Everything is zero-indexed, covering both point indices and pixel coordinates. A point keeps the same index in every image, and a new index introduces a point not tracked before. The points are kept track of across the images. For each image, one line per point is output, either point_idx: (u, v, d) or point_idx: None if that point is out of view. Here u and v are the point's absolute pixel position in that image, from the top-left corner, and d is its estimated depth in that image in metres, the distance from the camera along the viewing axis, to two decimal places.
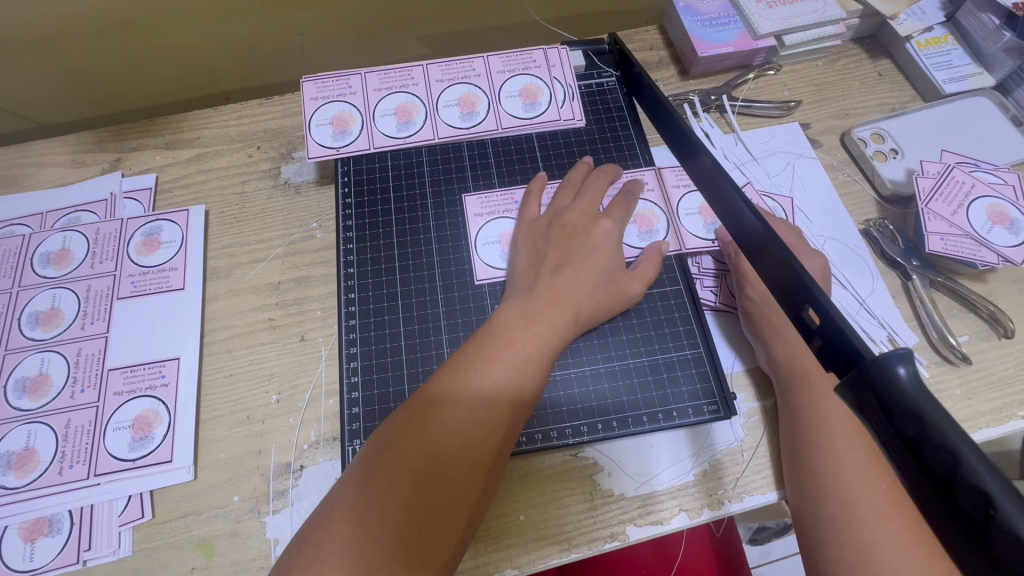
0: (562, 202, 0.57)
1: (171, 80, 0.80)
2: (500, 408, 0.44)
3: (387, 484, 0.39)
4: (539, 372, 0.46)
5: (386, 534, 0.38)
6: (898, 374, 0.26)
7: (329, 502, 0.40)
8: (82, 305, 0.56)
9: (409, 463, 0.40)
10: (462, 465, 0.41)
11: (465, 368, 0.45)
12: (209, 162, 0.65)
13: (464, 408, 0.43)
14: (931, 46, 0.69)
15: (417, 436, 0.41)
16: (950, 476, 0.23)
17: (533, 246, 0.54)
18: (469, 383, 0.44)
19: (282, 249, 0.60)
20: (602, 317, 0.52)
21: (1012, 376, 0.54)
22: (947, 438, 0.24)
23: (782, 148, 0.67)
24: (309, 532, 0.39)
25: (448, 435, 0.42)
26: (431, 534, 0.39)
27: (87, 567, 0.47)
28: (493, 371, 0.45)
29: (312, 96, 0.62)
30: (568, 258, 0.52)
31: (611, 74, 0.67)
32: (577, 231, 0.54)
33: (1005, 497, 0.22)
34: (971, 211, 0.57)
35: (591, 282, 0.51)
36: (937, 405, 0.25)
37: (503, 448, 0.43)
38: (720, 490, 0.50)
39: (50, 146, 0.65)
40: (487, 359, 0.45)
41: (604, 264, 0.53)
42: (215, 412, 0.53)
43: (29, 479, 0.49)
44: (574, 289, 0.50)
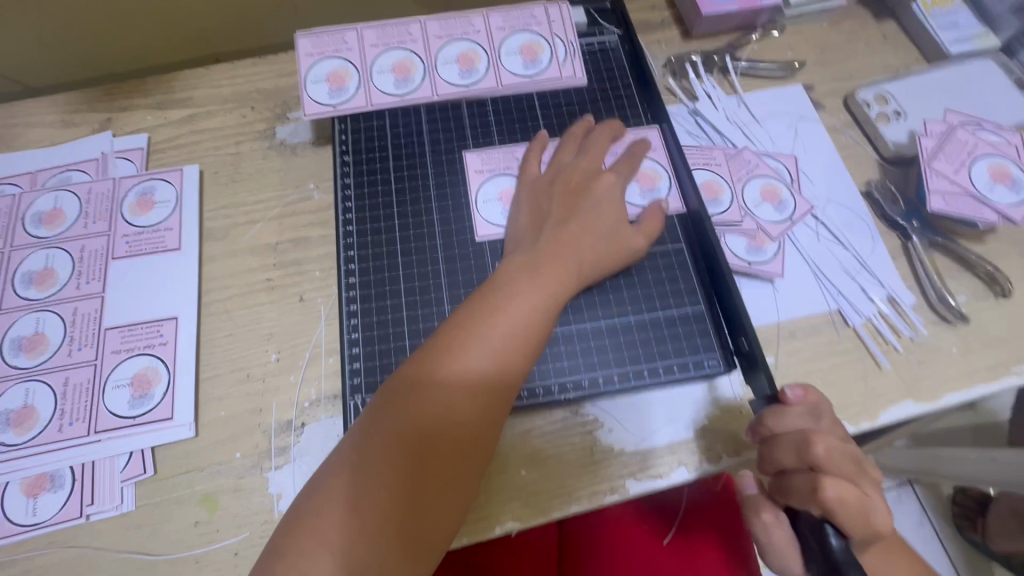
0: (564, 158, 0.56)
1: (159, 40, 0.78)
2: (504, 361, 0.44)
3: (392, 434, 0.40)
4: (544, 323, 0.46)
5: (392, 482, 0.38)
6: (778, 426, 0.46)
7: (334, 455, 0.41)
8: (76, 265, 0.55)
9: (414, 415, 0.41)
10: (468, 416, 0.42)
11: (468, 320, 0.45)
12: (202, 122, 0.64)
13: (468, 361, 0.43)
14: (937, 6, 0.68)
15: (421, 388, 0.42)
16: None
17: (537, 203, 0.54)
18: (473, 335, 0.44)
19: (278, 210, 0.59)
20: (606, 272, 0.52)
21: (1007, 335, 0.55)
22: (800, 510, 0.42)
23: (784, 110, 0.66)
24: (316, 482, 0.39)
25: (453, 387, 0.42)
26: (438, 483, 0.40)
27: (90, 522, 0.47)
28: (497, 323, 0.44)
29: (308, 52, 0.60)
30: (571, 213, 0.52)
31: (613, 32, 0.66)
32: (580, 186, 0.54)
33: None
34: (973, 170, 0.57)
35: (594, 236, 0.51)
36: None
37: (508, 402, 0.44)
38: (719, 445, 0.50)
39: (38, 106, 0.64)
40: (492, 311, 0.45)
41: (606, 220, 0.52)
42: (215, 371, 0.53)
43: (29, 436, 0.49)
44: (579, 243, 0.50)
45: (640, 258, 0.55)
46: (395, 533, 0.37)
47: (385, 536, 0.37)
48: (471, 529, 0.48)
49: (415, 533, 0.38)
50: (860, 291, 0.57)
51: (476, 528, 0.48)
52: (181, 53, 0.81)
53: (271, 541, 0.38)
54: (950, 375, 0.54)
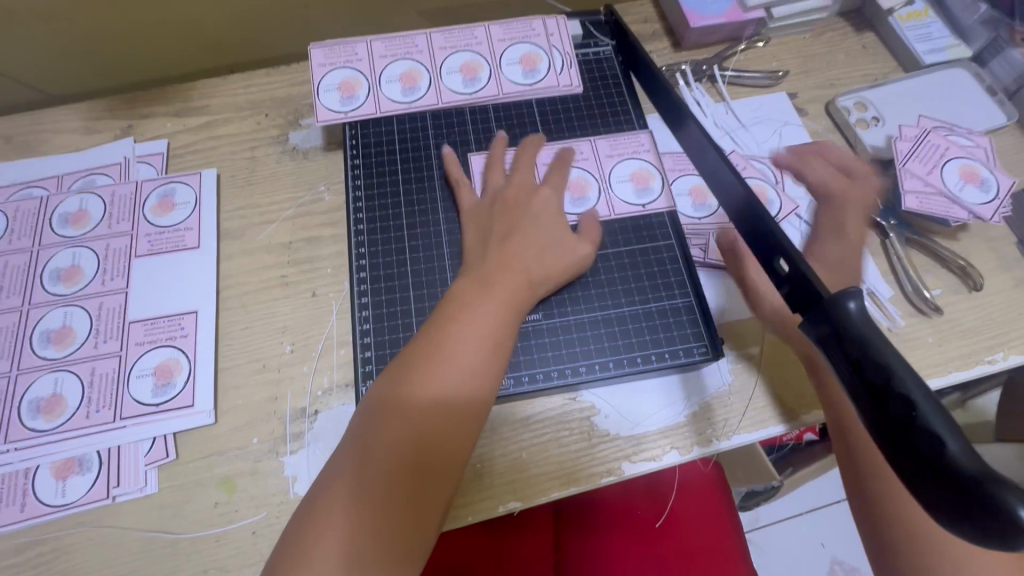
0: (496, 180, 0.60)
1: (176, 51, 0.82)
2: (466, 379, 0.46)
3: (373, 445, 0.43)
4: (507, 330, 0.49)
5: (376, 489, 0.42)
6: (849, 309, 0.32)
7: (326, 470, 0.44)
8: (101, 262, 0.59)
9: (392, 426, 0.44)
10: (443, 420, 0.45)
11: (428, 348, 0.47)
12: (220, 128, 0.67)
13: (438, 372, 0.46)
14: (912, 19, 0.73)
15: (397, 401, 0.45)
16: (886, 387, 0.29)
17: (478, 221, 0.57)
18: (440, 347, 0.47)
19: (292, 211, 0.63)
20: (555, 280, 0.55)
21: (980, 325, 0.58)
22: (908, 387, 0.28)
23: (769, 116, 0.70)
24: (312, 496, 0.43)
25: (424, 396, 0.45)
26: (423, 484, 0.43)
27: (116, 503, 0.50)
28: (464, 334, 0.48)
29: (320, 63, 0.64)
30: (511, 229, 0.55)
31: (607, 43, 0.70)
32: (519, 204, 0.57)
33: (926, 404, 0.28)
34: (945, 171, 0.61)
35: (540, 246, 0.55)
36: (879, 333, 0.31)
37: (474, 417, 0.46)
38: (709, 429, 0.54)
39: (64, 114, 0.67)
40: (457, 323, 0.48)
41: (548, 232, 0.56)
42: (233, 362, 0.56)
43: (58, 422, 0.52)
44: (522, 254, 0.54)
45: (624, 257, 0.59)
46: (387, 533, 0.41)
47: (376, 537, 0.40)
48: (474, 510, 0.51)
49: (406, 532, 0.41)
50: None
51: (479, 509, 0.51)
52: (195, 63, 0.84)
53: (279, 549, 0.41)
54: (926, 363, 0.57)
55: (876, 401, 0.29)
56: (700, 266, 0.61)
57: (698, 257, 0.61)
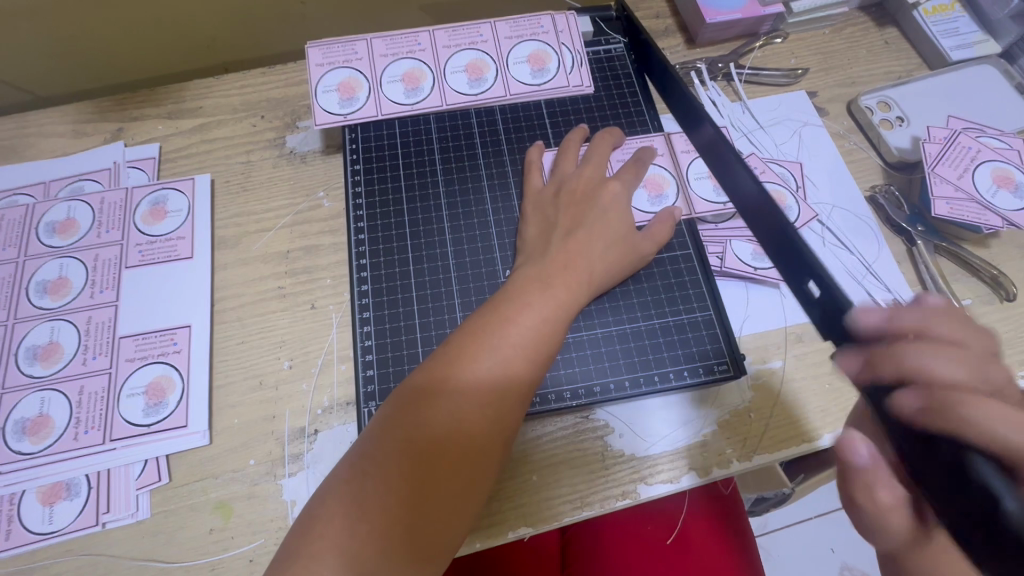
0: (566, 169, 0.57)
1: (169, 49, 0.78)
2: (512, 370, 0.44)
3: (402, 443, 0.40)
4: (553, 337, 0.46)
5: (402, 488, 0.39)
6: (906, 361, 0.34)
7: (349, 458, 0.41)
8: (90, 274, 0.56)
9: (424, 425, 0.41)
10: (482, 415, 0.42)
11: (476, 330, 0.45)
12: (213, 131, 0.64)
13: (478, 373, 0.43)
14: (938, 13, 0.69)
15: (429, 400, 0.42)
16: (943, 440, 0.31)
17: (543, 214, 0.54)
18: (482, 346, 0.44)
19: (289, 218, 0.60)
20: (616, 277, 0.53)
21: (1013, 338, 0.55)
22: (965, 441, 0.31)
23: (788, 116, 0.67)
24: (330, 486, 0.40)
25: (461, 398, 0.42)
26: (452, 478, 0.40)
27: (106, 530, 0.47)
28: (507, 334, 0.45)
29: (318, 62, 0.61)
30: (578, 223, 0.52)
31: (619, 40, 0.67)
32: (585, 196, 0.54)
33: (982, 458, 0.30)
34: (976, 175, 0.58)
35: (603, 245, 0.52)
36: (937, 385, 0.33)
37: (516, 414, 0.44)
38: (729, 450, 0.51)
39: (50, 116, 0.64)
40: (501, 323, 0.45)
41: (614, 228, 0.53)
42: (228, 379, 0.53)
43: (45, 444, 0.49)
44: (587, 251, 0.51)
45: (648, 264, 0.56)
46: (403, 537, 0.37)
47: (393, 542, 0.37)
48: (485, 535, 0.48)
49: (426, 539, 0.38)
50: (866, 296, 0.57)
51: (490, 534, 0.48)
52: (189, 61, 0.81)
53: (286, 540, 0.38)
54: None
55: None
56: (717, 275, 0.58)
57: (715, 267, 0.58)
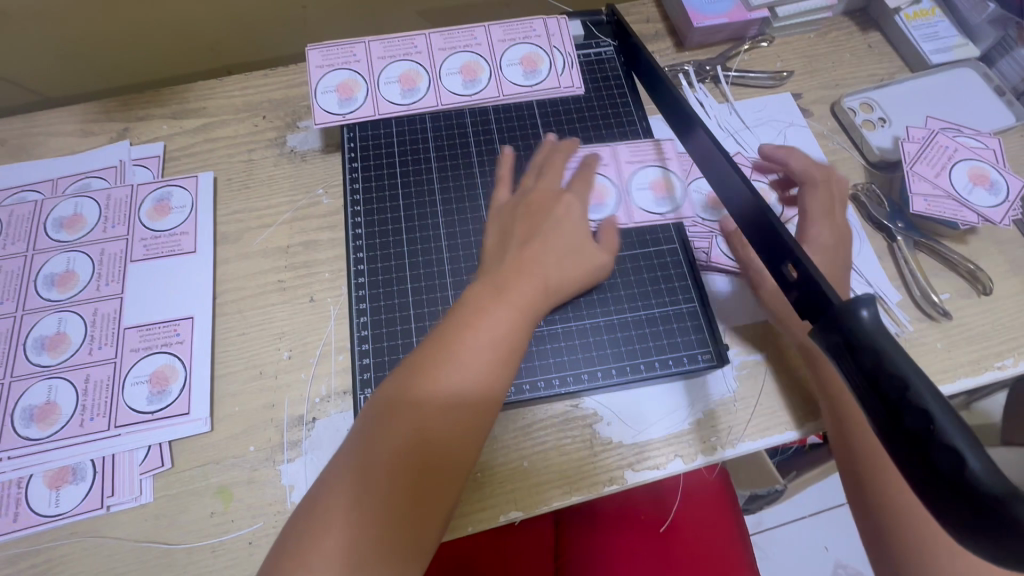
0: (528, 181, 0.58)
1: (174, 52, 0.81)
2: (478, 375, 0.45)
3: (371, 455, 0.42)
4: (513, 341, 0.47)
5: (373, 498, 0.40)
6: (860, 316, 0.31)
7: (325, 473, 0.43)
8: (96, 268, 0.58)
9: (393, 434, 0.42)
10: (450, 420, 0.44)
11: (441, 341, 0.46)
12: (216, 131, 0.67)
13: (442, 381, 0.44)
14: (919, 18, 0.71)
15: (398, 411, 0.43)
16: (899, 402, 0.28)
17: (536, 206, 0.56)
18: (445, 356, 0.45)
19: (290, 214, 0.62)
20: (604, 269, 0.54)
21: (989, 330, 0.57)
22: (924, 399, 0.27)
23: (774, 117, 0.69)
24: (309, 500, 0.41)
25: (427, 407, 0.44)
26: (424, 484, 0.42)
27: (110, 513, 0.49)
28: (467, 343, 0.46)
29: (318, 64, 0.63)
30: (533, 233, 0.53)
31: (609, 43, 0.69)
32: (543, 207, 0.55)
33: (955, 430, 0.26)
34: (953, 173, 0.60)
35: (591, 239, 0.54)
36: (890, 340, 0.29)
37: (484, 415, 0.45)
38: (714, 437, 0.53)
39: (59, 116, 0.66)
40: (464, 332, 0.47)
41: None
42: (229, 368, 0.55)
43: (52, 430, 0.51)
44: (575, 245, 0.53)
45: (613, 271, 0.57)
46: (380, 544, 0.39)
47: (371, 550, 0.39)
48: (477, 520, 0.50)
49: (404, 544, 0.40)
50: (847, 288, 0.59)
51: (480, 518, 0.50)
52: (193, 63, 0.83)
53: (274, 548, 0.40)
54: (933, 368, 0.56)
55: (890, 414, 0.28)
56: (704, 270, 0.59)
57: (701, 261, 0.59)
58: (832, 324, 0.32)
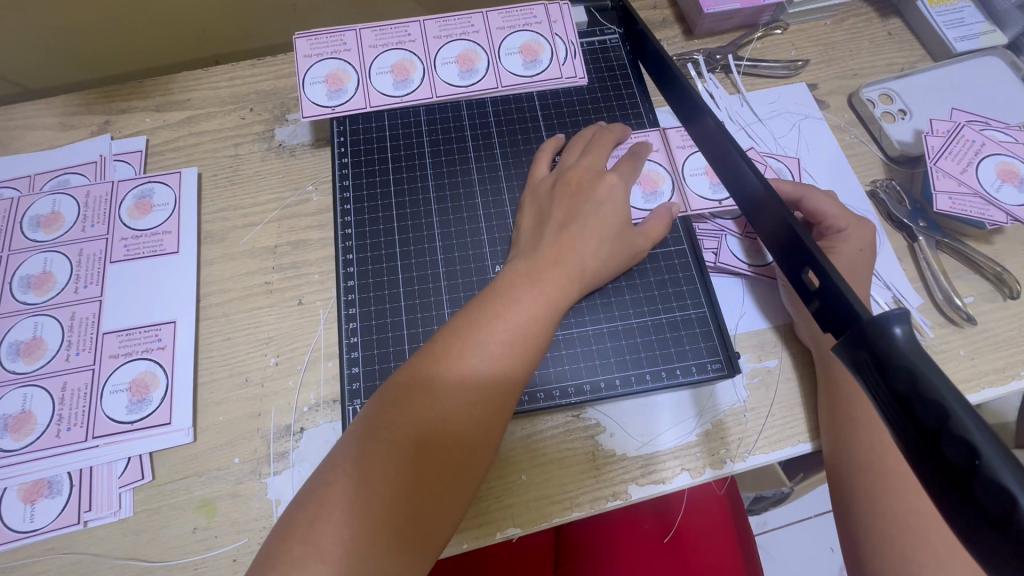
0: (568, 160, 0.56)
1: (159, 41, 0.77)
2: (502, 366, 0.43)
3: (389, 442, 0.39)
4: (542, 334, 0.45)
5: (389, 489, 0.38)
6: (893, 334, 0.27)
7: (332, 458, 0.40)
8: (74, 269, 0.55)
9: (411, 422, 0.40)
10: (471, 412, 0.41)
11: (465, 327, 0.44)
12: (201, 124, 0.63)
13: (465, 368, 0.42)
14: (943, 3, 0.68)
15: (418, 397, 0.41)
16: (939, 431, 0.24)
17: (539, 205, 0.53)
18: (471, 341, 0.43)
19: (277, 212, 0.59)
20: (609, 273, 0.51)
21: (1015, 336, 0.54)
22: (966, 428, 0.24)
23: (787, 109, 0.65)
24: (312, 487, 0.39)
25: (448, 396, 0.41)
26: (440, 478, 0.39)
27: (88, 528, 0.47)
28: (496, 330, 0.44)
29: (307, 53, 0.60)
30: (571, 218, 0.51)
31: (614, 31, 0.65)
32: (582, 188, 0.53)
33: (1002, 467, 0.23)
34: (980, 169, 0.57)
35: (597, 239, 0.50)
36: (929, 360, 0.26)
37: (507, 410, 0.43)
38: (722, 450, 0.50)
39: (37, 109, 0.63)
40: (489, 319, 0.44)
41: (609, 221, 0.51)
42: (214, 375, 0.52)
43: (27, 441, 0.49)
44: (581, 246, 0.49)
45: (642, 260, 0.55)
46: (389, 540, 0.36)
47: (378, 546, 0.36)
48: (473, 535, 0.47)
49: (411, 543, 0.37)
50: None
51: (476, 534, 0.47)
52: (182, 53, 0.80)
53: (271, 536, 0.37)
54: (956, 377, 0.53)
55: (926, 442, 0.25)
56: (711, 271, 0.56)
57: (709, 262, 0.56)
58: (859, 339, 0.28)
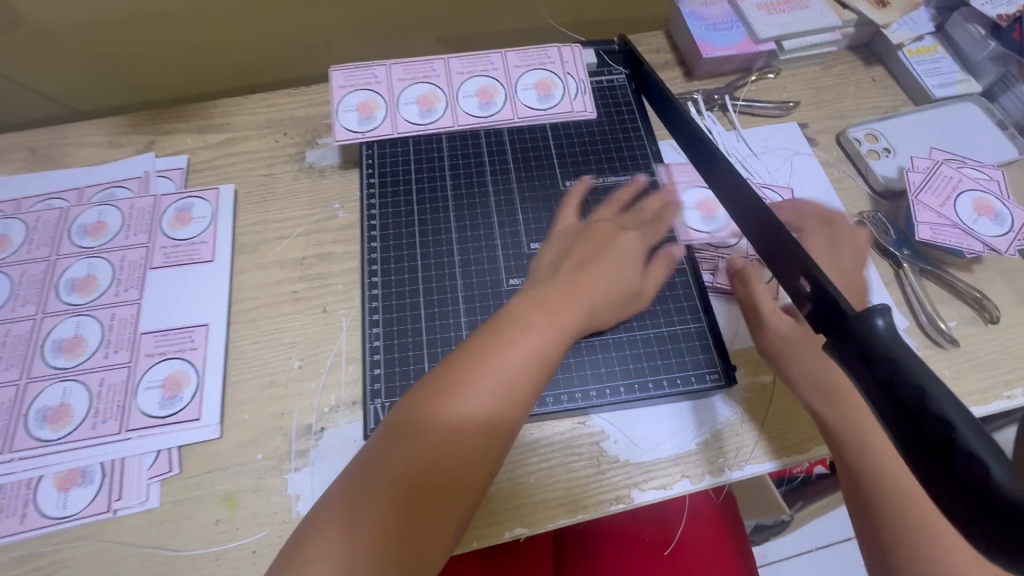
0: (600, 214, 0.59)
1: (201, 72, 0.84)
2: (498, 408, 0.44)
3: (386, 479, 0.41)
4: (540, 374, 0.46)
5: (380, 528, 0.39)
6: (877, 324, 0.31)
7: (332, 492, 0.41)
8: (116, 274, 0.59)
9: (409, 460, 0.41)
10: (465, 453, 0.42)
11: (464, 366, 0.45)
12: (238, 146, 0.69)
13: (461, 408, 0.43)
14: (922, 54, 0.74)
15: (415, 436, 0.42)
16: (918, 407, 0.27)
17: (559, 250, 0.56)
18: (469, 382, 0.44)
19: (305, 227, 0.63)
20: (619, 316, 0.54)
21: (997, 359, 0.57)
22: (942, 406, 0.26)
23: (780, 145, 0.70)
24: (315, 517, 0.40)
25: (444, 435, 0.42)
26: (432, 513, 0.41)
27: (116, 517, 0.49)
28: (494, 372, 0.44)
29: (340, 84, 0.65)
30: (590, 259, 0.53)
31: (620, 71, 0.71)
32: (601, 245, 0.55)
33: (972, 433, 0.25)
34: (958, 203, 0.61)
35: (608, 281, 0.53)
36: (907, 348, 0.30)
37: (500, 450, 0.44)
38: (720, 459, 0.52)
39: (88, 128, 0.69)
40: (488, 360, 0.45)
41: (624, 272, 0.54)
42: (241, 375, 0.55)
43: (64, 432, 0.52)
44: (593, 286, 0.52)
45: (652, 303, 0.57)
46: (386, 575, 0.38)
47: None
48: (483, 535, 0.49)
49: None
50: None
51: (485, 534, 0.49)
52: (220, 84, 0.87)
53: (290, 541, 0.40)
54: None
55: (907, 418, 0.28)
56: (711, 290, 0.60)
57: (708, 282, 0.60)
58: (848, 333, 0.32)
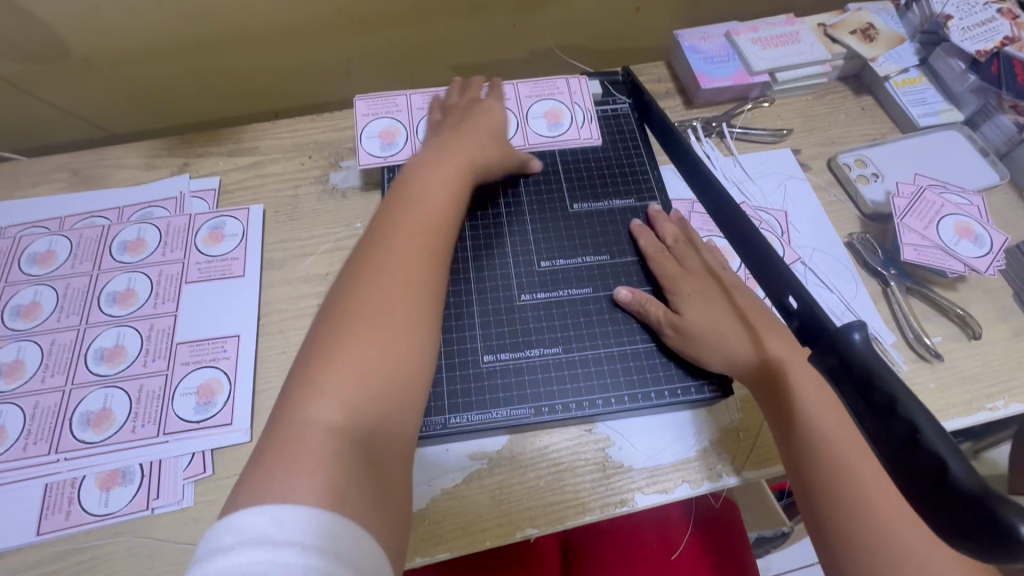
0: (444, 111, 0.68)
1: (229, 98, 0.89)
2: (412, 269, 0.48)
3: (332, 360, 0.42)
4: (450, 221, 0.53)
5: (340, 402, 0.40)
6: (853, 339, 0.35)
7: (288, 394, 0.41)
8: (154, 287, 0.63)
9: (346, 336, 0.43)
10: (394, 319, 0.45)
11: (372, 252, 0.48)
12: (266, 168, 0.74)
13: (378, 287, 0.46)
14: (907, 85, 0.78)
15: (343, 322, 0.44)
16: (889, 408, 0.31)
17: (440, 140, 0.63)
18: (378, 263, 0.47)
19: (329, 245, 0.68)
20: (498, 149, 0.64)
21: (980, 372, 0.61)
22: (912, 411, 0.30)
23: (775, 170, 0.75)
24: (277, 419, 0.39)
25: (369, 311, 0.44)
26: (388, 383, 0.42)
27: (154, 515, 0.53)
28: (401, 243, 0.49)
29: (363, 114, 0.71)
30: (453, 139, 0.62)
31: (624, 101, 0.76)
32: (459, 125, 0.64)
33: (929, 427, 0.29)
34: (940, 226, 0.65)
35: (477, 145, 0.62)
36: (881, 361, 0.34)
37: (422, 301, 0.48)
38: (718, 465, 0.56)
39: (127, 151, 0.74)
40: (390, 237, 0.49)
41: (474, 143, 0.63)
42: (270, 383, 0.59)
43: (107, 434, 0.55)
44: (473, 153, 0.61)
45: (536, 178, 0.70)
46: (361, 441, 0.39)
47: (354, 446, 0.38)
48: (497, 534, 0.53)
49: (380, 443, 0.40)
50: None
51: (499, 533, 0.53)
52: (246, 108, 0.92)
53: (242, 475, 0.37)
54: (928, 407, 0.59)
55: (880, 418, 0.32)
56: None
57: None
58: (828, 347, 0.36)
